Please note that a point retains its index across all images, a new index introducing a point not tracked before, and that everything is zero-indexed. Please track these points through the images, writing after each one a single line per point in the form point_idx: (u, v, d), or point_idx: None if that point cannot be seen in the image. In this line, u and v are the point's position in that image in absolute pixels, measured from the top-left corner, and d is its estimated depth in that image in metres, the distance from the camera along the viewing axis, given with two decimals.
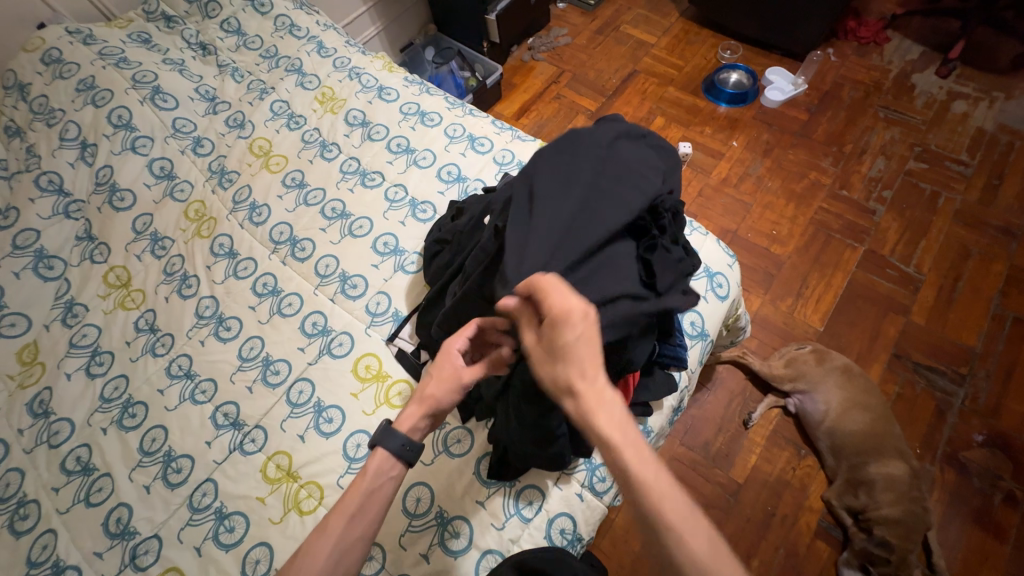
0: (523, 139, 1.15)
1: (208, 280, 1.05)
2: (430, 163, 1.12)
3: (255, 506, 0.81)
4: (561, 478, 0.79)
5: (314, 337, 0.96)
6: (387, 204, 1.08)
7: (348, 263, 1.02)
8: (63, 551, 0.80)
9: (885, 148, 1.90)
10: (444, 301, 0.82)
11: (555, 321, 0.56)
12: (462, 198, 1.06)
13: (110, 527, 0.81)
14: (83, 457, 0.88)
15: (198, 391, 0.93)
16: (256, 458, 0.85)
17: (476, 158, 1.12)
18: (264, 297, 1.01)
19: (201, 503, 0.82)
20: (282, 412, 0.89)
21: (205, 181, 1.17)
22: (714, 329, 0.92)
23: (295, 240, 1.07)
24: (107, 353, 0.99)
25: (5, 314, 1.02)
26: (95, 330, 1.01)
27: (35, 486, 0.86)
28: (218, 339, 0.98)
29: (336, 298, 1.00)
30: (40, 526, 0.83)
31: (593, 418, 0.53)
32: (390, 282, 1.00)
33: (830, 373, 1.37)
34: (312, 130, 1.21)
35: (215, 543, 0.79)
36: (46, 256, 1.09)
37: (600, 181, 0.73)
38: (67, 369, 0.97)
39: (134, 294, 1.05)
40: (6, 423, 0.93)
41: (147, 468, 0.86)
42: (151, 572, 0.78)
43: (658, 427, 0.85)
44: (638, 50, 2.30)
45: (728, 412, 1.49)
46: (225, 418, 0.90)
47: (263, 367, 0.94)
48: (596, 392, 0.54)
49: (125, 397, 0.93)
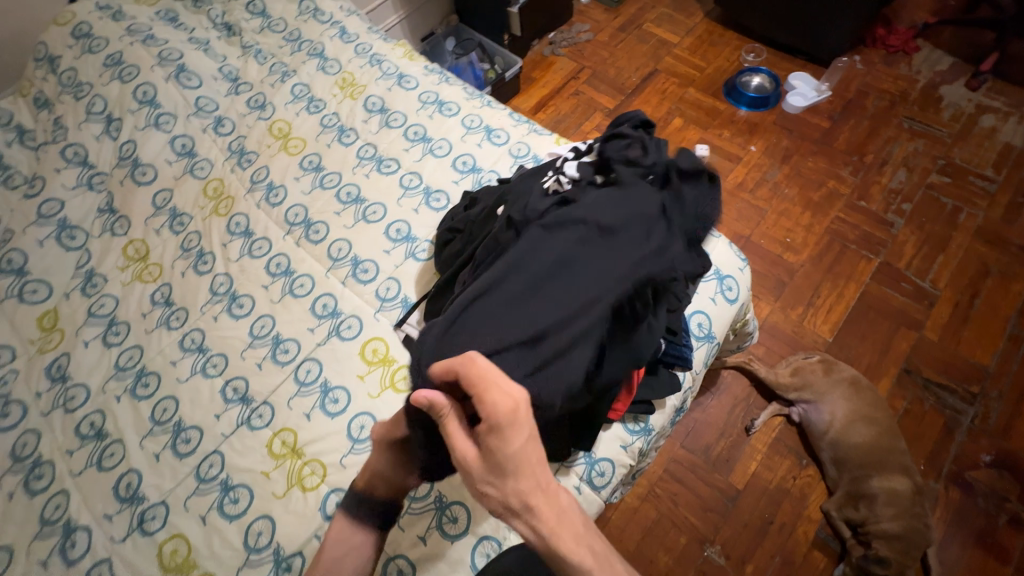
0: (540, 132, 1.15)
1: (224, 258, 1.07)
2: (446, 152, 1.12)
3: (259, 480, 0.83)
4: (560, 470, 0.79)
5: (324, 319, 0.97)
6: (402, 191, 1.09)
7: (360, 247, 1.03)
8: (75, 512, 0.83)
9: (907, 159, 1.87)
10: (453, 290, 0.82)
11: (499, 426, 0.51)
12: (475, 189, 1.06)
13: (120, 491, 0.84)
14: (97, 423, 0.90)
15: (210, 365, 0.95)
16: (262, 433, 0.87)
17: (492, 149, 1.12)
18: (277, 277, 1.03)
19: (207, 474, 0.84)
20: (290, 390, 0.91)
21: (225, 160, 1.19)
22: (721, 332, 0.92)
23: (310, 223, 1.08)
24: (123, 323, 1.01)
25: (28, 281, 1.05)
26: (112, 301, 1.04)
27: (50, 448, 0.89)
28: (231, 316, 1.00)
29: (347, 282, 1.01)
30: (54, 487, 0.85)
31: (551, 538, 0.49)
32: (401, 269, 1.01)
33: (837, 385, 1.37)
34: (331, 115, 1.22)
35: (219, 513, 0.81)
36: (69, 226, 1.12)
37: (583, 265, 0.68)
38: (84, 337, 0.99)
39: (152, 267, 1.08)
40: (25, 385, 0.96)
41: (158, 436, 0.88)
42: (157, 537, 0.80)
43: (660, 426, 0.85)
44: (660, 49, 2.28)
45: (731, 418, 1.49)
46: (234, 393, 0.92)
47: (273, 345, 0.96)
48: (551, 506, 0.50)
49: (139, 367, 0.96)
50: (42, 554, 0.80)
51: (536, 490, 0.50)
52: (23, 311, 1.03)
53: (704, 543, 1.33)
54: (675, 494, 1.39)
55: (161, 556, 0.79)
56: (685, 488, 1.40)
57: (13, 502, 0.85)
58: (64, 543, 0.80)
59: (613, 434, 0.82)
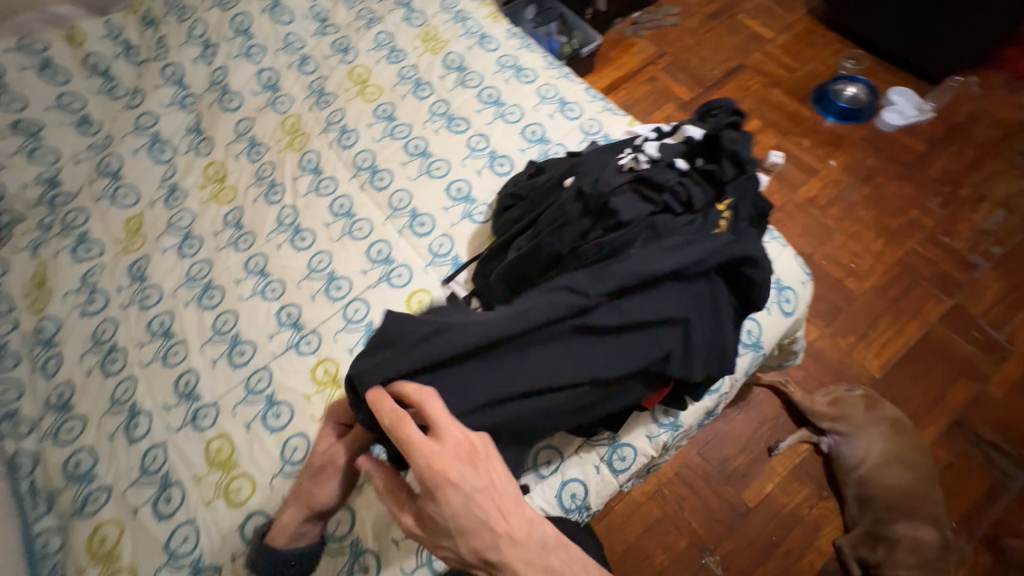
0: (614, 112, 1.12)
1: (293, 191, 1.12)
2: (517, 118, 1.11)
3: (301, 401, 0.89)
4: (582, 447, 0.81)
5: (377, 264, 1.01)
6: (468, 151, 1.09)
7: (420, 201, 1.06)
8: (140, 397, 0.91)
9: (1009, 199, 1.69)
10: (508, 254, 0.82)
11: (432, 491, 0.52)
12: (541, 159, 1.05)
13: (180, 387, 0.92)
14: (166, 323, 0.99)
15: (269, 288, 1.01)
16: (308, 359, 0.93)
17: (563, 122, 1.10)
18: (339, 218, 1.07)
19: (256, 387, 0.91)
20: (338, 324, 0.96)
21: (304, 98, 1.23)
22: (770, 343, 0.89)
23: (376, 170, 1.11)
24: (197, 238, 1.09)
25: (121, 185, 1.15)
26: (190, 215, 1.12)
27: (125, 337, 0.98)
28: (292, 247, 1.05)
29: (403, 232, 1.04)
30: (124, 372, 0.94)
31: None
32: (456, 227, 1.02)
33: (877, 423, 1.31)
34: (410, 67, 1.23)
35: (263, 423, 0.87)
36: (160, 140, 1.20)
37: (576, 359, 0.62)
38: (163, 245, 1.08)
39: (227, 190, 1.14)
40: (109, 278, 1.05)
41: (217, 344, 0.96)
42: (206, 433, 0.88)
43: (688, 424, 0.84)
44: (750, 43, 2.14)
45: (755, 436, 1.45)
46: (287, 318, 0.97)
47: (327, 281, 1.01)
48: (512, 549, 0.52)
49: (207, 279, 1.03)
50: (110, 429, 0.89)
51: (491, 545, 0.51)
52: (114, 212, 1.12)
53: (703, 550, 1.33)
54: (683, 497, 1.39)
55: (207, 450, 0.86)
56: (693, 493, 1.39)
57: (90, 379, 0.94)
58: (128, 422, 0.89)
59: (641, 422, 0.82)
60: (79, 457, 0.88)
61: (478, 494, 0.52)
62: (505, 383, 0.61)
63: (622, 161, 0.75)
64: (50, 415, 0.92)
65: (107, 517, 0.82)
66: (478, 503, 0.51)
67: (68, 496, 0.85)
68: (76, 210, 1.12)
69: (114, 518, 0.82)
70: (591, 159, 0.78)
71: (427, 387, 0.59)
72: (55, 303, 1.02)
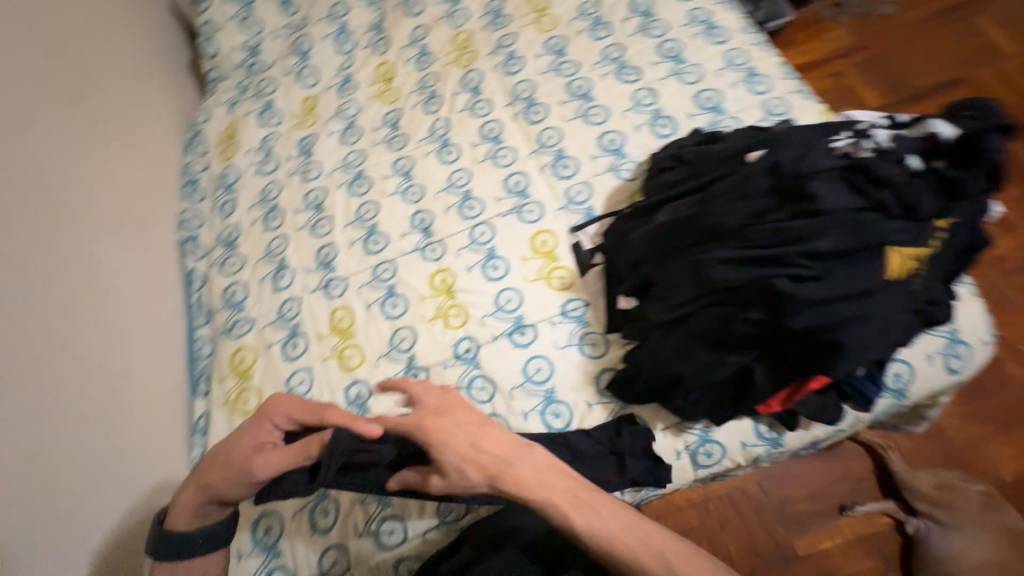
0: (808, 95, 0.99)
1: (450, 106, 1.15)
2: (694, 80, 1.03)
3: (416, 300, 0.96)
4: (670, 428, 0.79)
5: (512, 194, 1.02)
6: (632, 104, 1.04)
7: (569, 143, 1.04)
8: (289, 255, 1.04)
9: None
10: (656, 217, 0.78)
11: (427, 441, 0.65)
12: (708, 129, 0.97)
13: (320, 256, 1.03)
14: (320, 197, 1.10)
15: (410, 191, 1.07)
16: (430, 265, 0.98)
17: (745, 94, 1.00)
18: (486, 141, 1.09)
19: (381, 275, 0.99)
20: (463, 241, 1.00)
21: (480, 16, 1.23)
22: (917, 396, 0.78)
23: (533, 102, 1.10)
24: (358, 129, 1.18)
25: (306, 66, 1.26)
26: (357, 107, 1.20)
27: (286, 201, 1.11)
28: (438, 158, 1.10)
29: (545, 170, 1.03)
30: (279, 230, 1.08)
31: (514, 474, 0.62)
32: (598, 178, 1.00)
33: (989, 525, 1.12)
34: (593, 3, 1.17)
35: (380, 309, 0.96)
36: (345, 32, 1.29)
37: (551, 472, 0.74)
38: (330, 128, 1.18)
39: (392, 91, 1.21)
40: (282, 146, 1.18)
41: (356, 229, 1.05)
42: (334, 301, 0.98)
43: (790, 447, 0.78)
44: (982, 54, 1.74)
45: (828, 487, 1.31)
46: (420, 223, 1.03)
47: (462, 198, 1.04)
48: (508, 454, 0.63)
49: (359, 168, 1.12)
50: (262, 273, 1.04)
51: (493, 457, 0.63)
52: (297, 89, 1.25)
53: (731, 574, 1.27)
54: (726, 517, 1.31)
55: (332, 316, 0.97)
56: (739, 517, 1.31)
57: (254, 228, 1.09)
58: (276, 272, 1.03)
59: (740, 427, 0.77)
60: (235, 288, 1.03)
61: (460, 430, 0.65)
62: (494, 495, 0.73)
63: (836, 143, 0.65)
64: (219, 248, 1.09)
65: (247, 343, 0.97)
66: (466, 437, 0.64)
67: (222, 317, 1.02)
68: (268, 80, 1.27)
69: (252, 346, 0.97)
70: (793, 136, 0.69)
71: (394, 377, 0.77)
72: (239, 156, 1.18)
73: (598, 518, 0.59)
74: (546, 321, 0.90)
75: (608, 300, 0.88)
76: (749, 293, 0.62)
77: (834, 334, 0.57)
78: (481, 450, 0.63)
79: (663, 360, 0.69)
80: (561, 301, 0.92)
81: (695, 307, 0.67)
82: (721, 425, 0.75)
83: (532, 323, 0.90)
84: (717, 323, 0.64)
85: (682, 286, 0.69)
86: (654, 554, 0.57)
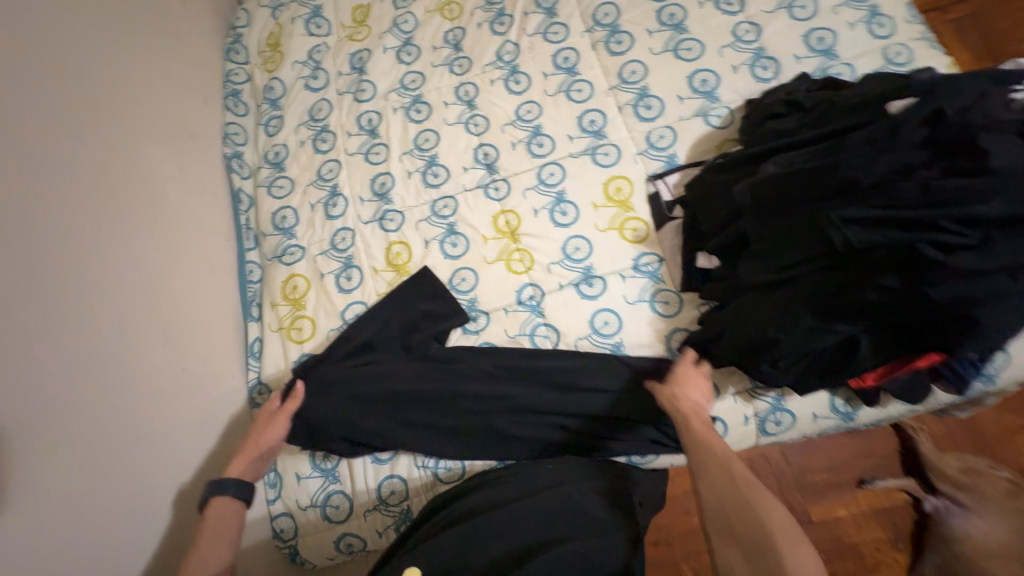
0: (936, 44, 0.87)
1: (520, 27, 1.03)
2: (806, 16, 0.90)
3: (478, 241, 0.90)
4: (741, 393, 0.76)
5: (587, 134, 0.93)
6: (731, 39, 0.92)
7: (655, 80, 0.93)
8: (342, 182, 0.98)
9: None
10: (759, 169, 0.71)
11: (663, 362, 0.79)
12: (817, 76, 0.86)
13: (375, 186, 0.96)
14: (374, 122, 1.01)
15: (472, 122, 0.98)
16: (493, 205, 0.92)
17: (864, 38, 0.88)
18: (559, 71, 0.98)
19: (440, 212, 0.93)
20: (529, 181, 0.92)
21: None
22: (1006, 383, 0.74)
23: (615, 29, 0.97)
24: (415, 48, 1.06)
25: None
26: (414, 22, 1.08)
27: (336, 123, 1.03)
28: (505, 87, 0.99)
29: (624, 109, 0.93)
30: (330, 153, 1.00)
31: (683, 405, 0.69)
32: (684, 123, 0.90)
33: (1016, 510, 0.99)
34: None
35: (439, 247, 0.91)
36: None
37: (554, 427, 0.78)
38: (385, 44, 1.07)
39: (454, 6, 1.08)
40: (332, 61, 1.08)
41: (414, 159, 0.97)
42: (390, 236, 0.93)
43: (860, 423, 0.77)
44: None
45: (847, 458, 1.17)
46: (483, 157, 0.95)
47: (531, 134, 0.95)
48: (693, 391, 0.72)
49: (417, 92, 1.02)
50: (313, 200, 0.98)
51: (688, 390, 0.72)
52: None
53: None
54: None
55: (388, 251, 0.92)
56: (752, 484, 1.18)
57: (302, 149, 1.02)
58: (328, 200, 0.97)
59: (815, 400, 0.76)
60: (285, 213, 0.98)
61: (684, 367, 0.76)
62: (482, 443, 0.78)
63: (1015, 94, 0.60)
64: (266, 168, 1.03)
65: (300, 271, 0.94)
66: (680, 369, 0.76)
67: (272, 242, 0.97)
68: None
69: (305, 274, 0.93)
70: (962, 81, 0.60)
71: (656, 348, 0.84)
72: (285, 69, 1.09)
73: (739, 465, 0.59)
74: (617, 274, 0.86)
75: (687, 256, 0.82)
76: (888, 258, 0.59)
77: (972, 311, 0.55)
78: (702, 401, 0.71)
79: (760, 323, 0.66)
80: (633, 254, 0.86)
81: (806, 271, 0.64)
82: (798, 394, 0.73)
83: (601, 274, 0.86)
84: (841, 286, 0.61)
85: (788, 248, 0.65)
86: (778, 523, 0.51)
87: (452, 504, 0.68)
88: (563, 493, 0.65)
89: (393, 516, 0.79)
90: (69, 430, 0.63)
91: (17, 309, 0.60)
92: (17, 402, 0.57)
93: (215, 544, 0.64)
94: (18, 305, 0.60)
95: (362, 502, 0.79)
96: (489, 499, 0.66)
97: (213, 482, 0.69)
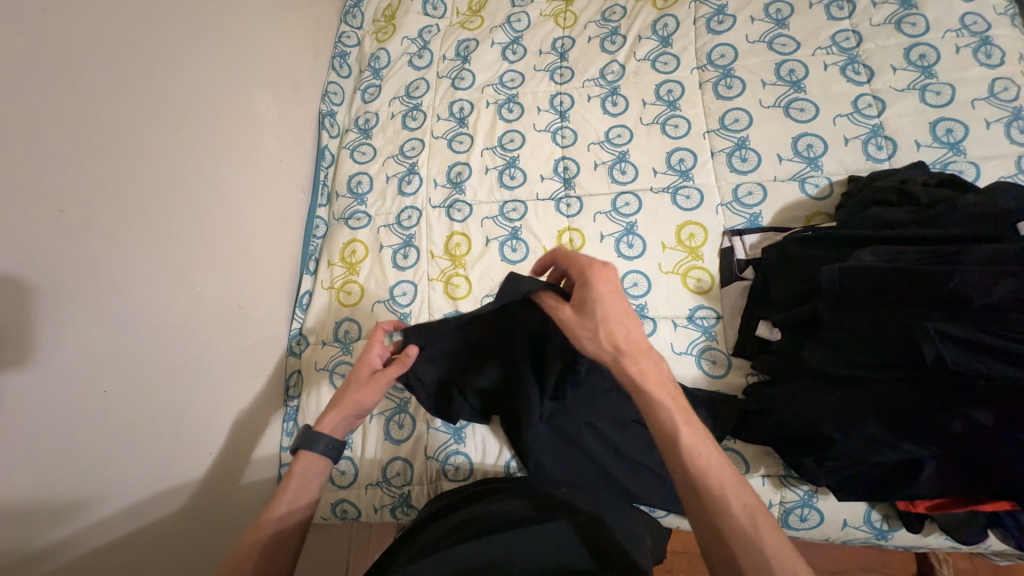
0: None
1: (630, 50, 1.01)
2: (940, 103, 0.84)
3: (538, 252, 0.90)
4: (771, 477, 0.72)
5: (672, 171, 0.91)
6: (849, 110, 0.87)
7: (757, 134, 0.89)
8: (421, 162, 1.00)
9: None
10: (855, 256, 0.67)
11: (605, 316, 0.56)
12: (935, 168, 0.81)
13: (451, 173, 0.98)
14: (465, 111, 1.03)
15: (561, 133, 0.98)
16: (561, 220, 0.91)
17: (1000, 139, 0.80)
18: (659, 102, 0.96)
19: (508, 215, 0.93)
20: (603, 206, 0.91)
21: None
22: None
23: (727, 72, 0.94)
24: (522, 48, 1.07)
25: None
26: (526, 22, 1.09)
27: (429, 104, 1.05)
28: (601, 106, 0.98)
29: (718, 156, 0.90)
30: (416, 132, 1.02)
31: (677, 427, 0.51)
32: (777, 184, 0.87)
33: None
34: None
35: (499, 249, 0.91)
36: None
37: (604, 466, 0.70)
38: (493, 38, 1.08)
39: (569, 15, 1.08)
40: (439, 44, 1.11)
41: (495, 156, 0.98)
42: (454, 225, 0.94)
43: (894, 542, 0.72)
44: None
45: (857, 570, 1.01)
46: (563, 171, 0.95)
47: (616, 158, 0.94)
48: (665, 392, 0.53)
49: (513, 91, 1.03)
50: (389, 173, 1.00)
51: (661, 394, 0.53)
52: None
53: None
54: None
55: (448, 239, 0.93)
56: None
57: (391, 122, 1.05)
58: (404, 176, 0.99)
59: (852, 507, 0.71)
60: (361, 178, 1.01)
61: (618, 316, 0.56)
62: (550, 446, 0.71)
63: None
64: (354, 132, 1.07)
65: (361, 238, 0.96)
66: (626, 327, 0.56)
67: (342, 204, 1.01)
68: None
69: (365, 242, 0.96)
70: None
71: (567, 255, 0.61)
72: (394, 42, 1.12)
73: (700, 438, 0.51)
74: (668, 319, 0.83)
75: (746, 321, 0.79)
76: (988, 391, 0.55)
77: None
78: (622, 321, 0.56)
79: (816, 416, 0.63)
80: (691, 304, 0.84)
81: (878, 378, 0.61)
82: (833, 496, 0.69)
83: (653, 315, 0.84)
84: (916, 407, 0.59)
85: (863, 348, 0.62)
86: (747, 514, 0.46)
87: (466, 507, 0.62)
88: (571, 519, 0.56)
89: (393, 496, 0.80)
90: (126, 346, 0.66)
91: (108, 223, 0.64)
92: (89, 311, 0.62)
93: (292, 499, 0.61)
94: (110, 219, 0.65)
95: (366, 474, 0.81)
96: (509, 510, 0.59)
97: (306, 432, 0.64)
